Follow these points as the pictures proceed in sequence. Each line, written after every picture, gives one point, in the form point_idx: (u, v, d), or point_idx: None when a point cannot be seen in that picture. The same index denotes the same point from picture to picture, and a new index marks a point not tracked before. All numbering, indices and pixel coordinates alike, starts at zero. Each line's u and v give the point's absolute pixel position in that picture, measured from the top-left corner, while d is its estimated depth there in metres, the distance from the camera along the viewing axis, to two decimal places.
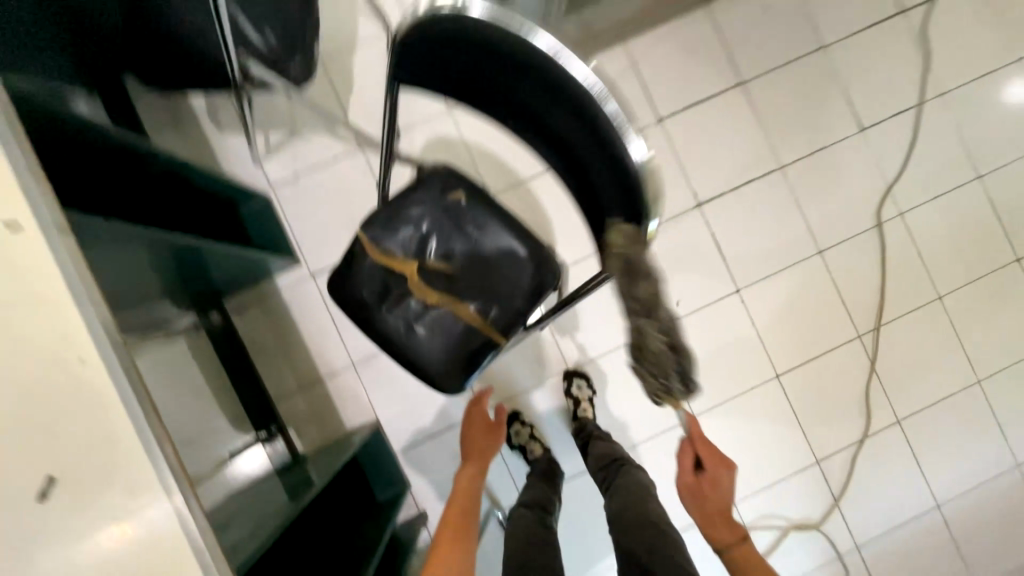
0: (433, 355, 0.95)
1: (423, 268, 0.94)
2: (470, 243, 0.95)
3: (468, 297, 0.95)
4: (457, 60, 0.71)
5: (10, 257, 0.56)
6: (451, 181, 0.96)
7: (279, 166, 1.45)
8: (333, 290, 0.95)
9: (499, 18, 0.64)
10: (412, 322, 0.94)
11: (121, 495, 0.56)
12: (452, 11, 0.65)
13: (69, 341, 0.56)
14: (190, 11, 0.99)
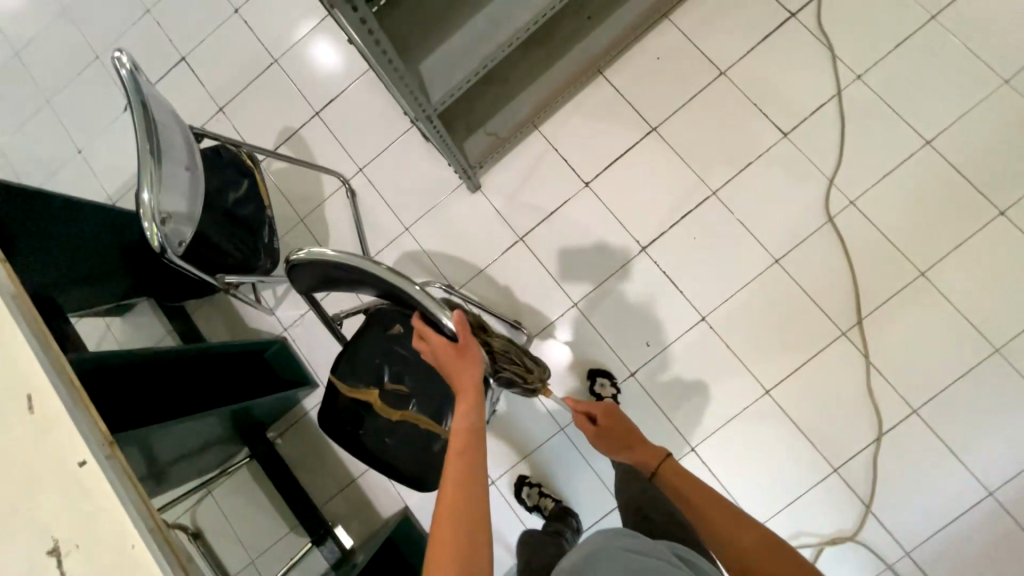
0: (409, 462, 1.13)
1: (383, 393, 1.14)
2: (416, 365, 1.14)
3: (423, 410, 1.13)
4: (331, 279, 0.89)
5: (82, 484, 0.84)
6: (390, 318, 1.16)
7: (287, 310, 1.77)
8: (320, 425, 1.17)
9: (341, 255, 0.81)
10: (385, 439, 1.13)
11: None
12: (308, 256, 0.83)
13: (126, 534, 0.82)
14: None
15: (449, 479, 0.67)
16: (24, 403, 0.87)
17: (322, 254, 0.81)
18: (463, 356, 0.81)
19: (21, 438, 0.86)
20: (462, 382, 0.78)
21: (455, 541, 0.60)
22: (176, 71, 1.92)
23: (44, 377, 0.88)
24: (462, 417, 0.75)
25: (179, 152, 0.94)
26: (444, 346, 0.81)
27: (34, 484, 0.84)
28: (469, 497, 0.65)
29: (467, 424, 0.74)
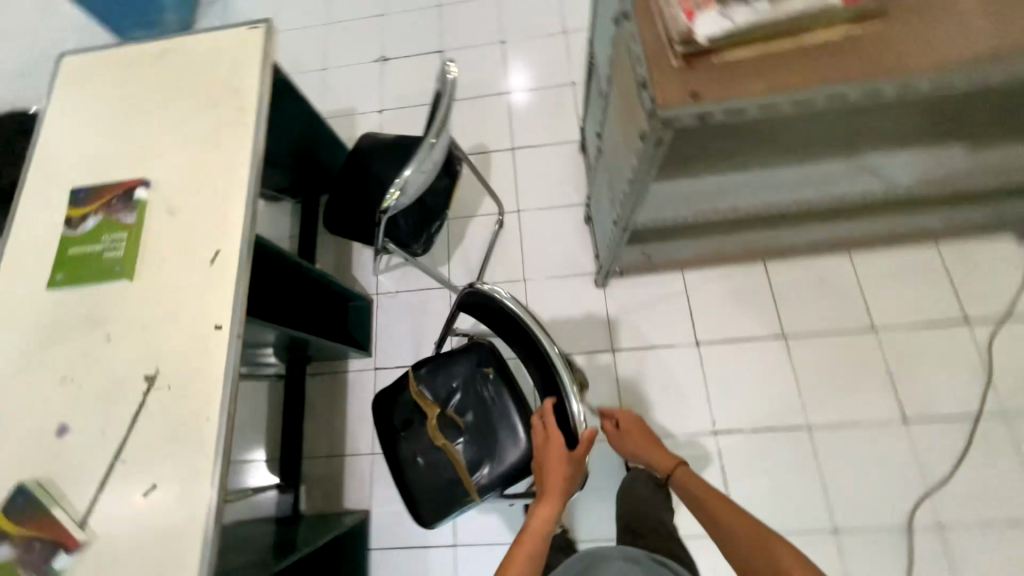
0: (421, 487, 1.16)
1: (443, 413, 1.20)
2: (483, 410, 1.19)
3: (466, 451, 1.17)
4: (490, 311, 1.02)
5: (207, 344, 0.94)
6: (486, 356, 1.23)
7: (388, 280, 1.90)
8: (374, 405, 1.24)
9: (515, 302, 0.95)
10: (417, 453, 1.19)
11: (182, 516, 0.84)
12: (489, 291, 0.98)
13: (208, 405, 0.90)
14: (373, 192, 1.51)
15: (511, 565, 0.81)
16: (209, 254, 1.01)
17: (497, 291, 0.98)
18: (559, 461, 0.89)
19: (191, 279, 0.99)
20: (549, 485, 0.88)
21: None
22: (431, 57, 2.23)
23: (237, 243, 1.01)
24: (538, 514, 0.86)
25: (438, 156, 1.12)
26: (551, 453, 0.90)
27: (174, 319, 0.97)
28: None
29: (540, 527, 0.85)
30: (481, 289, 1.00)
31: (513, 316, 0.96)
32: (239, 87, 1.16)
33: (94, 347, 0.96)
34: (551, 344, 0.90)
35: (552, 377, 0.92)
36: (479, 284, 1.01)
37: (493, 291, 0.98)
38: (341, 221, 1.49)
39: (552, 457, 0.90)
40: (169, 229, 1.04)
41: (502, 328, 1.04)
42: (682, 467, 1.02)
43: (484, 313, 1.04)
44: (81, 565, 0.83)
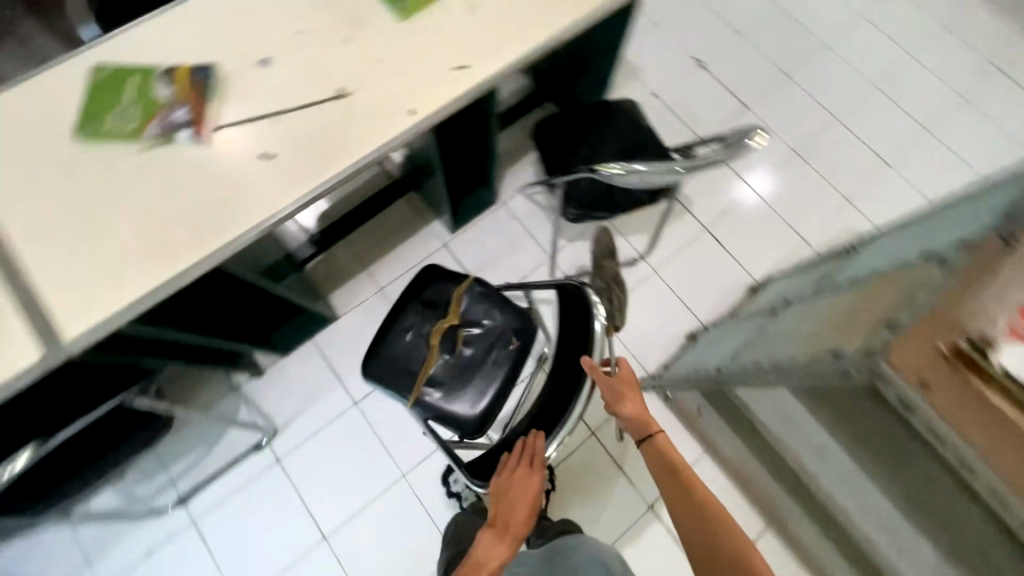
0: (391, 350, 1.24)
1: (456, 328, 1.24)
2: (479, 361, 1.22)
3: (439, 366, 1.22)
4: (576, 317, 1.07)
5: (396, 113, 0.99)
6: (525, 332, 1.25)
7: (520, 204, 1.89)
8: (428, 267, 1.31)
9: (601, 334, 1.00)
10: (413, 329, 1.25)
11: (262, 193, 0.92)
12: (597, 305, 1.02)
13: (351, 150, 0.96)
14: (589, 143, 1.49)
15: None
16: (461, 61, 1.05)
17: (601, 320, 1.01)
18: (526, 496, 0.94)
19: (433, 64, 1.04)
20: (514, 521, 0.93)
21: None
22: (734, 104, 2.12)
23: (485, 77, 1.04)
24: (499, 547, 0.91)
25: (667, 180, 1.10)
26: (524, 493, 0.95)
27: (396, 76, 1.02)
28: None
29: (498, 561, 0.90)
30: (592, 305, 1.04)
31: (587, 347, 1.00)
32: None
33: (336, 34, 1.04)
34: (582, 399, 0.97)
35: (558, 413, 0.99)
36: (595, 298, 1.05)
37: (599, 316, 1.02)
38: (549, 138, 1.51)
39: (519, 493, 0.95)
40: (459, 18, 1.08)
41: (569, 335, 1.08)
42: (664, 436, 0.97)
43: (570, 313, 1.10)
44: (187, 148, 0.94)
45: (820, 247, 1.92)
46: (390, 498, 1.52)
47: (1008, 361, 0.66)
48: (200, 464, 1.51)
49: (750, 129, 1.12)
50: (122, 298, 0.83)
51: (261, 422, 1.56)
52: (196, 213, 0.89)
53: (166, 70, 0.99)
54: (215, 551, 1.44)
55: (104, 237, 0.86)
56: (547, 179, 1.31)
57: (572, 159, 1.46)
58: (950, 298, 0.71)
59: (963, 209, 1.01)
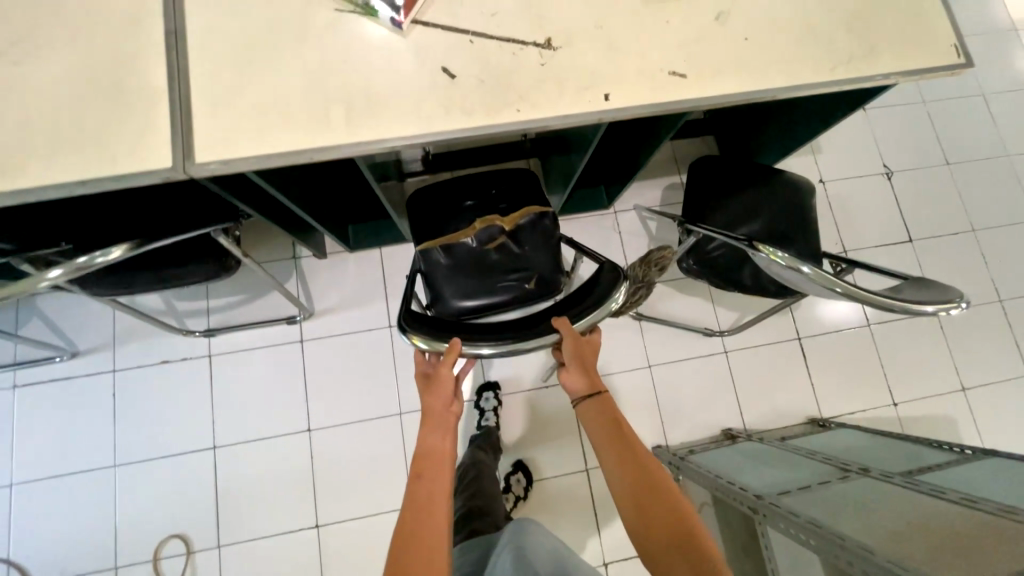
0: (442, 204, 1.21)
1: (503, 231, 1.17)
2: (494, 273, 1.18)
3: (463, 245, 1.17)
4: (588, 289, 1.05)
5: (591, 92, 0.90)
6: (547, 285, 1.20)
7: (631, 221, 1.78)
8: (522, 172, 1.27)
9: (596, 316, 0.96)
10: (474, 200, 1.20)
11: (428, 108, 0.86)
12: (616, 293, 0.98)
13: (526, 108, 0.88)
14: (747, 201, 1.32)
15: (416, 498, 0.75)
16: (680, 69, 0.93)
17: (610, 308, 0.96)
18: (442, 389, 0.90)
19: (653, 59, 0.93)
20: (432, 403, 0.88)
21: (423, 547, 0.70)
22: (898, 230, 1.89)
23: (699, 97, 0.92)
24: (436, 438, 0.83)
25: (815, 294, 0.97)
26: (443, 394, 0.89)
27: (609, 54, 0.92)
28: (424, 524, 0.72)
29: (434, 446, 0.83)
30: (616, 291, 0.97)
31: (577, 320, 0.96)
32: (878, 48, 0.98)
33: None
34: (538, 342, 0.92)
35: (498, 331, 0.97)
36: (621, 292, 0.97)
37: (614, 300, 0.97)
38: (705, 173, 1.36)
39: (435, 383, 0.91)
40: (704, 22, 0.95)
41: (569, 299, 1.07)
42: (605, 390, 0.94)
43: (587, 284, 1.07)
44: (379, 29, 0.88)
45: (904, 416, 1.73)
46: (380, 428, 1.54)
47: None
48: (237, 310, 1.56)
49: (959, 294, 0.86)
50: (258, 148, 0.81)
51: (304, 300, 1.59)
52: (359, 100, 0.85)
53: None
54: (216, 388, 1.51)
55: (266, 81, 0.84)
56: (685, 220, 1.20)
57: (718, 209, 1.32)
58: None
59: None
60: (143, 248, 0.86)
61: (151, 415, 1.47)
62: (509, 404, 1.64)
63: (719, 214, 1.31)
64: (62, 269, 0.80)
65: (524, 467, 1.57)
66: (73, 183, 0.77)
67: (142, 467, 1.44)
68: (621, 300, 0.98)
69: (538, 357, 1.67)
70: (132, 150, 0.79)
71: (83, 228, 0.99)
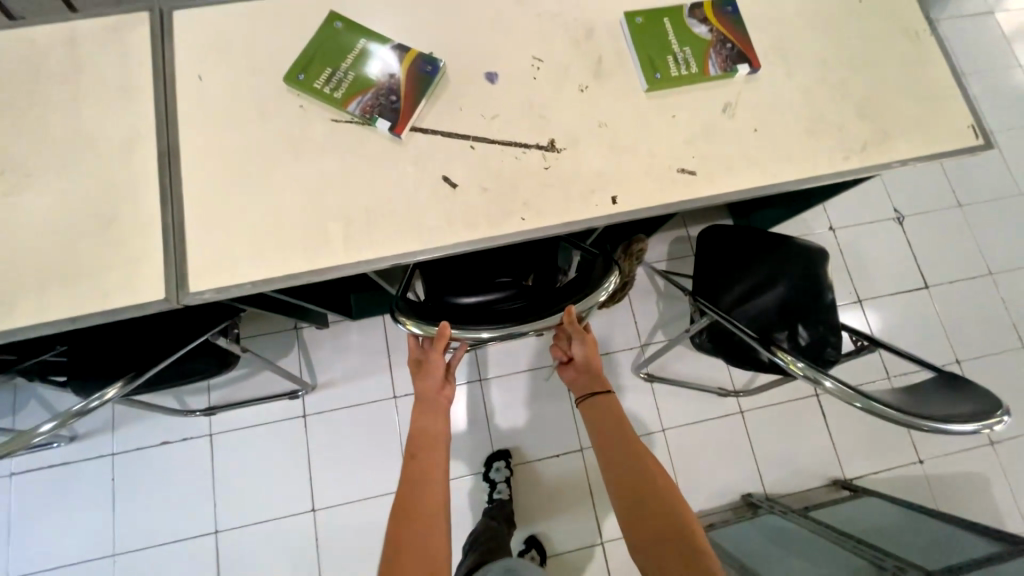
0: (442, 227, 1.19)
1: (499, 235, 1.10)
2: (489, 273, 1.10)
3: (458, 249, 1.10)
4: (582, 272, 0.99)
5: (596, 195, 0.87)
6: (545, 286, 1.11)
7: (638, 277, 1.74)
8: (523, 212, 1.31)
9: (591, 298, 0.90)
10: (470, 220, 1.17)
11: (427, 220, 0.83)
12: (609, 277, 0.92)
13: (530, 215, 0.85)
14: (765, 271, 1.27)
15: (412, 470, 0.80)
16: (687, 165, 0.90)
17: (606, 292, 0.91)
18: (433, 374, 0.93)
19: (659, 157, 0.90)
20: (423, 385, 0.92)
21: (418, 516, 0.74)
22: (912, 275, 1.84)
23: (708, 192, 0.89)
24: (427, 422, 0.87)
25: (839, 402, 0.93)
26: (436, 378, 0.93)
27: (613, 152, 0.89)
28: (418, 495, 0.76)
29: (424, 427, 0.86)
30: (608, 276, 0.92)
31: (570, 302, 0.89)
32: (892, 132, 0.95)
33: (571, 77, 0.93)
34: (533, 323, 0.87)
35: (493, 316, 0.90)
36: (615, 278, 0.92)
37: (608, 285, 0.92)
38: (713, 247, 1.32)
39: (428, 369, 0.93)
40: (709, 115, 0.93)
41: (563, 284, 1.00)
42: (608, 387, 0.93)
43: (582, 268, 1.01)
44: (377, 139, 0.86)
45: (930, 474, 1.66)
46: (387, 505, 1.49)
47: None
48: (239, 384, 1.53)
49: (1002, 403, 0.81)
50: (254, 274, 0.78)
51: (307, 373, 1.56)
52: (358, 217, 0.82)
53: (393, 41, 0.90)
54: (218, 469, 1.47)
55: (262, 199, 0.81)
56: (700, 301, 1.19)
57: (732, 278, 1.27)
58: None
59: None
60: (137, 381, 0.87)
61: (152, 499, 1.43)
62: (519, 474, 1.58)
63: (734, 285, 1.26)
64: (55, 421, 0.82)
65: (536, 542, 1.51)
66: (63, 318, 0.75)
67: (141, 555, 1.40)
68: (612, 289, 0.92)
69: (547, 422, 1.62)
70: (124, 280, 0.76)
71: (90, 338, 0.99)
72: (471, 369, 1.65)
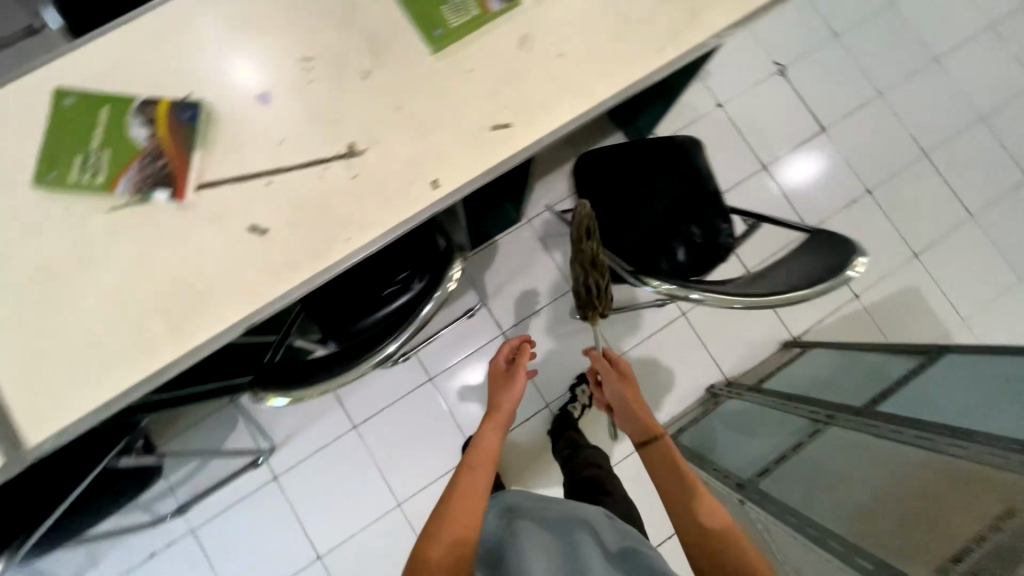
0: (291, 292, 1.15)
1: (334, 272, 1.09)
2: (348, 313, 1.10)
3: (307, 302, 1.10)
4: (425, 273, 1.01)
5: (416, 185, 0.82)
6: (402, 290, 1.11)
7: (546, 224, 1.72)
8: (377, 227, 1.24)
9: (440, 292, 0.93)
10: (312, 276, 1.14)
11: (247, 279, 0.77)
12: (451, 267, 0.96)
13: (355, 234, 0.80)
14: (638, 189, 1.25)
15: (466, 479, 0.85)
16: (501, 120, 0.84)
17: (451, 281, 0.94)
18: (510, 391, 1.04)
19: (469, 121, 0.84)
20: (501, 399, 1.03)
21: (457, 523, 0.78)
22: (808, 121, 1.83)
23: (530, 141, 0.85)
24: (488, 436, 0.95)
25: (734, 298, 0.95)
26: (511, 391, 1.03)
27: (419, 133, 0.83)
28: (464, 497, 0.82)
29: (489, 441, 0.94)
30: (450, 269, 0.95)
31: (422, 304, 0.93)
32: (698, 7, 0.89)
33: (350, 67, 0.84)
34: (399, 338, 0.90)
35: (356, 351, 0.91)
36: (456, 270, 0.95)
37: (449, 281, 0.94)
38: (588, 180, 1.27)
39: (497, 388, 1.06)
40: (506, 56, 0.86)
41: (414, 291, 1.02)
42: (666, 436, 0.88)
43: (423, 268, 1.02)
44: (163, 211, 0.77)
45: (870, 306, 1.72)
46: (385, 524, 1.54)
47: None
48: (197, 474, 1.51)
49: (856, 245, 0.88)
50: (88, 402, 0.73)
51: (260, 443, 1.54)
52: (176, 302, 0.76)
53: (140, 98, 0.80)
54: (208, 558, 1.48)
55: (65, 321, 0.74)
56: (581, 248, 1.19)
57: (610, 206, 1.24)
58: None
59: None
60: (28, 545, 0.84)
61: None
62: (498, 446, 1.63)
63: (613, 212, 1.24)
64: None
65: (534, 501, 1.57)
66: None
67: None
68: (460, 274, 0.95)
69: None
70: None
71: None
72: (420, 372, 1.64)
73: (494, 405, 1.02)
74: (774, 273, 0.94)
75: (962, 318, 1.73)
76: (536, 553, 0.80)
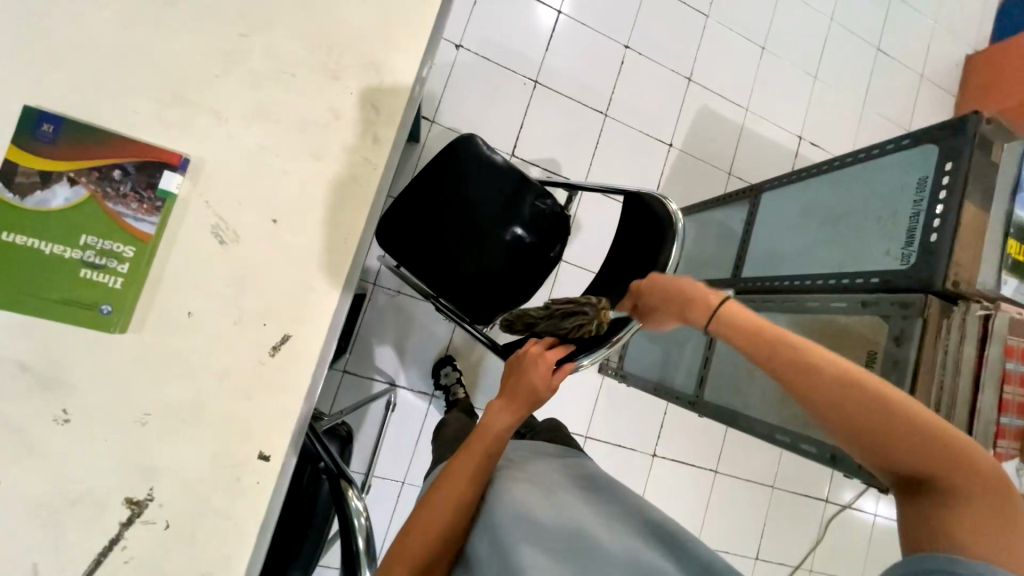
0: None
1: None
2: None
3: None
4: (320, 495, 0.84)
5: (241, 472, 0.66)
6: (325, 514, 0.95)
7: (391, 277, 1.55)
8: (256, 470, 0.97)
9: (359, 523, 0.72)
10: None
11: None
12: (344, 487, 0.75)
13: (223, 575, 0.65)
14: (453, 231, 1.15)
15: (459, 463, 0.72)
16: (273, 337, 0.68)
17: (358, 508, 0.73)
18: (537, 374, 0.79)
19: (235, 365, 0.66)
20: (524, 389, 0.78)
21: (427, 514, 0.68)
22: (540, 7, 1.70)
23: (316, 330, 0.69)
24: (497, 421, 0.75)
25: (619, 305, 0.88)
26: (535, 377, 0.78)
27: (193, 423, 0.65)
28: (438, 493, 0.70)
29: (497, 436, 0.74)
30: (348, 501, 0.73)
31: (352, 544, 0.71)
32: (372, 59, 0.72)
33: (37, 419, 0.60)
34: None
35: None
36: (355, 495, 0.74)
37: (359, 518, 0.72)
38: (404, 248, 1.15)
39: (536, 370, 0.79)
40: (212, 268, 0.66)
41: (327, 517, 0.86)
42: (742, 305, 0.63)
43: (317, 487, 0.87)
44: None
45: (684, 146, 1.86)
46: None
47: (1018, 420, 0.72)
48: None
49: (662, 196, 0.90)
50: None
51: None
52: None
53: None
54: None
55: None
56: (453, 327, 1.11)
57: (442, 265, 1.14)
58: (955, 380, 0.70)
59: (876, 168, 0.90)
60: None
61: None
62: None
63: (450, 271, 1.14)
64: None
65: None
66: None
67: None
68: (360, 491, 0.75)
69: None
70: None
71: None
72: (387, 487, 1.55)
73: (517, 391, 0.78)
74: (618, 266, 0.96)
75: (746, 108, 1.94)
76: (526, 535, 0.67)
